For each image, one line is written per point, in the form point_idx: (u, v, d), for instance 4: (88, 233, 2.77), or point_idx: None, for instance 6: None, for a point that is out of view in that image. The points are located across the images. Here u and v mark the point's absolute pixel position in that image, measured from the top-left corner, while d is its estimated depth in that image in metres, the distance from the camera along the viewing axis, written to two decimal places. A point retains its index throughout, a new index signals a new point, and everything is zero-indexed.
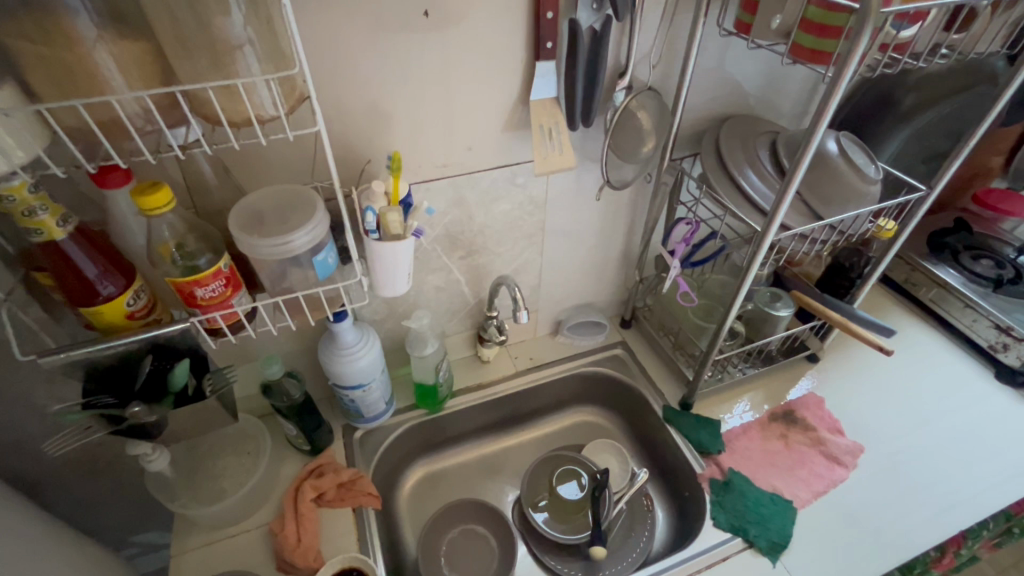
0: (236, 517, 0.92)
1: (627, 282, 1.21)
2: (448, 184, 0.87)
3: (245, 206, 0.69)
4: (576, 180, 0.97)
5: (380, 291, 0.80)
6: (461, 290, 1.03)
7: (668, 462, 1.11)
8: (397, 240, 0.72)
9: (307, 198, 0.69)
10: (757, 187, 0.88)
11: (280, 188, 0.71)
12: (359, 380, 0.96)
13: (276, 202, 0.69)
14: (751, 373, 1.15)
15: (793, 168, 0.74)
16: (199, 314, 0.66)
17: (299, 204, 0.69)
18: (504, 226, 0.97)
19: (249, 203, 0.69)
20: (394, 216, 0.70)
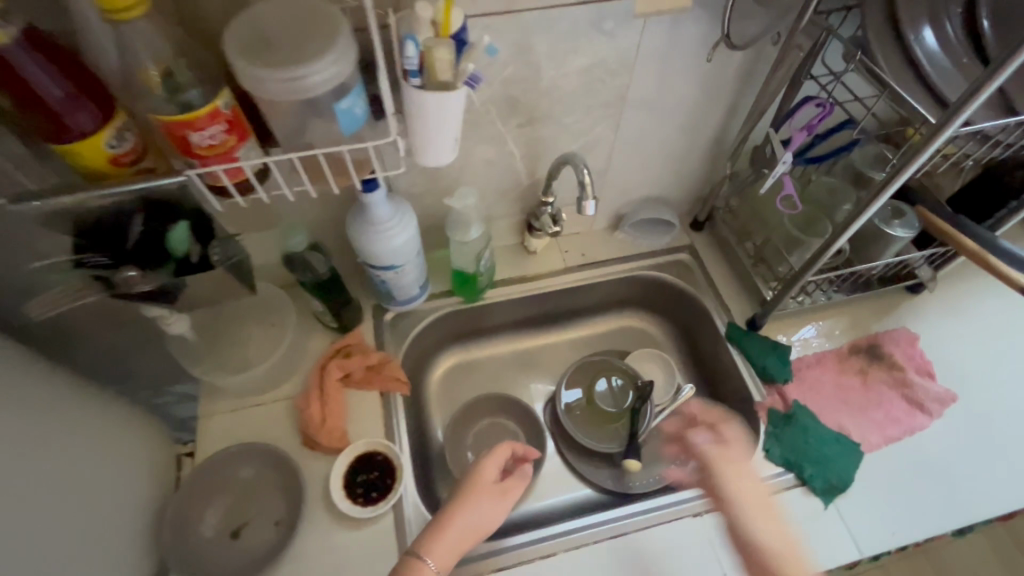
0: (262, 388, 0.88)
1: (710, 177, 1.01)
2: (514, 22, 0.66)
3: (249, 19, 0.50)
4: (679, 32, 0.73)
5: (421, 156, 0.65)
6: (514, 167, 0.87)
7: (721, 383, 1.01)
8: (446, 88, 0.54)
9: (330, 19, 0.51)
10: (937, 61, 0.63)
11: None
12: (393, 260, 0.84)
13: (288, 18, 0.51)
14: (838, 298, 0.98)
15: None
16: (198, 167, 0.54)
17: (319, 24, 0.51)
18: (577, 89, 0.77)
19: (255, 15, 0.51)
20: (444, 52, 0.52)
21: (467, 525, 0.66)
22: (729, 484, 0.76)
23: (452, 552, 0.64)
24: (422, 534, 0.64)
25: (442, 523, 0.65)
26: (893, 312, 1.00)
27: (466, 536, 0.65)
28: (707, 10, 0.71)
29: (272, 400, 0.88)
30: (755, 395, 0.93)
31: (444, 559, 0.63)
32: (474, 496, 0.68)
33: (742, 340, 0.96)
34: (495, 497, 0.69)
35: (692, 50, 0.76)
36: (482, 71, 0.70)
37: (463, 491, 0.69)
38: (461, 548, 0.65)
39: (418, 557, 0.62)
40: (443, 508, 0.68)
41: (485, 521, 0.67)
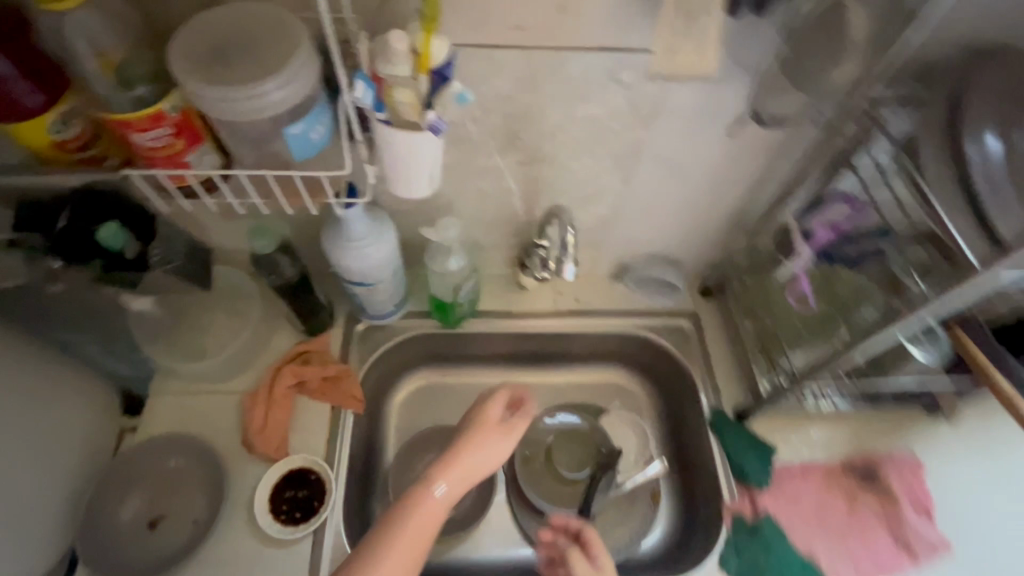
0: (212, 378, 0.85)
1: (728, 246, 0.93)
2: (519, 58, 0.59)
3: (204, 24, 0.47)
4: (707, 97, 0.65)
5: (393, 186, 0.60)
6: (510, 202, 0.81)
7: (694, 469, 0.93)
8: (407, 130, 0.50)
9: (292, 37, 0.47)
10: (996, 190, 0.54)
11: (260, 6, 0.48)
12: (364, 277, 0.80)
13: (247, 30, 0.47)
14: (842, 406, 0.88)
15: None
16: (143, 166, 0.50)
17: (279, 41, 0.47)
18: (586, 137, 0.70)
19: (212, 21, 0.47)
20: (401, 94, 0.48)
21: (481, 452, 0.68)
22: None
23: (464, 467, 0.67)
24: (435, 461, 0.67)
25: (457, 451, 0.68)
26: (905, 433, 0.89)
27: (481, 463, 0.68)
28: (743, 77, 0.62)
29: (221, 392, 0.85)
30: (725, 496, 0.85)
31: (456, 484, 0.65)
32: (489, 423, 0.71)
33: (726, 430, 0.88)
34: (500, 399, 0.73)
35: (721, 117, 0.68)
36: (481, 102, 0.64)
37: (477, 412, 0.73)
38: (470, 478, 0.67)
39: (432, 479, 0.65)
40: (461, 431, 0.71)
41: (497, 447, 0.70)
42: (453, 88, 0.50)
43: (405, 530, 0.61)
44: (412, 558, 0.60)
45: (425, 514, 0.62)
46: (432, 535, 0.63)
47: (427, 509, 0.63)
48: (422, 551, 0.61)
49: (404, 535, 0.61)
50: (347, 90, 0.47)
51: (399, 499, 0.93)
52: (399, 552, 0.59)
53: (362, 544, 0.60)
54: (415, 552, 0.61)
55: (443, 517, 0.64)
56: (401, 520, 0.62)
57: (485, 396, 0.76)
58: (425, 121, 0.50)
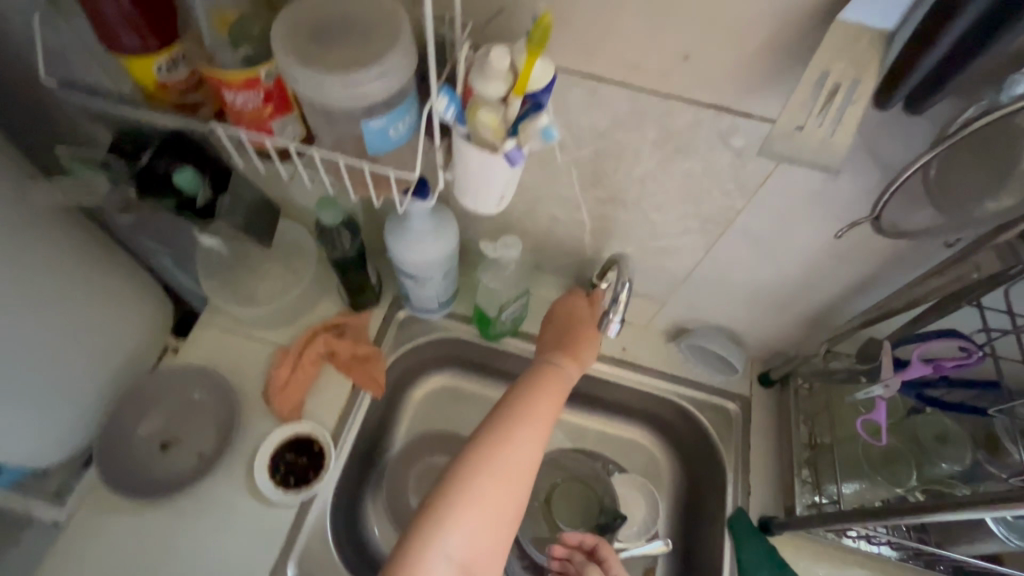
0: (255, 325, 0.88)
1: (802, 340, 0.84)
2: (625, 97, 0.55)
3: (312, 2, 0.46)
4: (822, 185, 0.57)
5: (461, 196, 0.57)
6: (579, 234, 0.78)
7: (697, 561, 0.86)
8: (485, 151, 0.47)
9: (394, 32, 0.45)
10: None
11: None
12: (415, 271, 0.79)
13: (351, 17, 0.46)
14: (886, 555, 0.78)
15: None
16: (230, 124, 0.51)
17: (379, 33, 0.45)
18: (675, 192, 0.65)
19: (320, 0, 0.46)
20: (484, 116, 0.45)
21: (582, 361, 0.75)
22: None
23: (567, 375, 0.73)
24: (544, 358, 0.74)
25: (561, 353, 0.75)
26: None
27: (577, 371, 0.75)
28: (872, 171, 0.54)
29: (260, 340, 0.88)
30: None
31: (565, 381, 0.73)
32: (588, 337, 0.77)
33: (740, 537, 0.80)
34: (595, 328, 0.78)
35: (834, 210, 0.60)
36: (574, 132, 0.61)
37: (565, 327, 0.78)
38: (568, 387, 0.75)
39: (553, 371, 0.72)
40: (551, 345, 0.77)
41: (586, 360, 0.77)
42: (541, 121, 0.45)
43: (537, 406, 0.67)
44: (548, 424, 0.66)
45: (549, 395, 0.69)
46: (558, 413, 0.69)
47: (550, 388, 0.70)
48: (555, 415, 0.68)
49: (542, 406, 0.67)
50: (432, 103, 0.47)
51: (393, 489, 0.93)
52: (538, 419, 0.66)
53: (501, 414, 0.66)
54: (548, 417, 0.67)
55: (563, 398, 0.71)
56: (536, 395, 0.68)
57: (569, 308, 0.80)
58: (504, 148, 0.46)
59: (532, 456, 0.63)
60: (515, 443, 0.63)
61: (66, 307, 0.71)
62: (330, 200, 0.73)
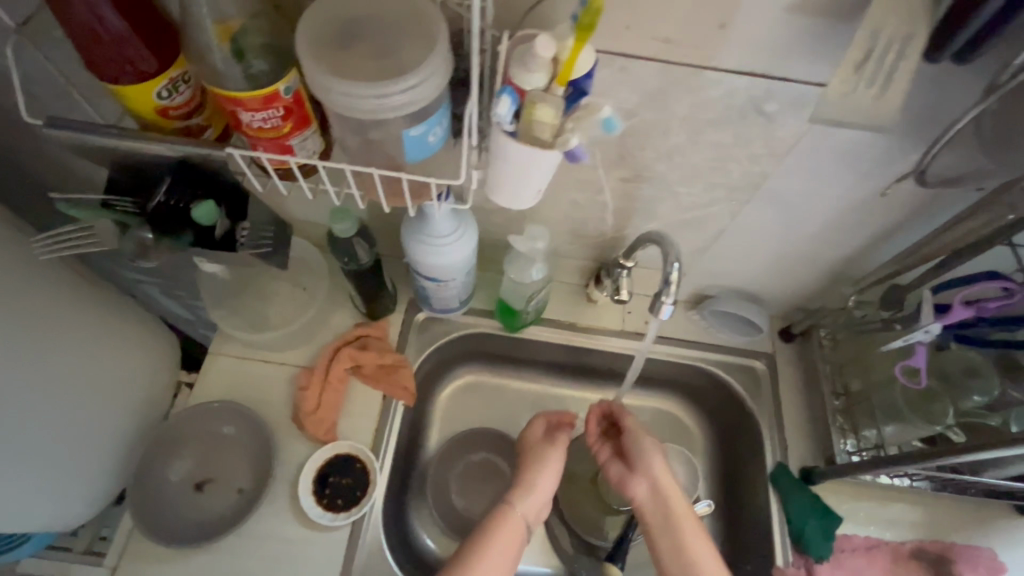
0: (273, 348, 0.85)
1: (823, 292, 0.86)
2: (658, 74, 0.53)
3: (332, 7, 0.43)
4: (854, 141, 0.57)
5: (492, 193, 0.54)
6: (600, 216, 0.76)
7: (742, 518, 0.88)
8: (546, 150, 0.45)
9: (426, 35, 0.42)
10: None
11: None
12: (438, 274, 0.76)
13: (377, 22, 0.43)
14: (921, 487, 0.81)
15: None
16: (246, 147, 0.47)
17: (410, 38, 0.42)
18: (704, 163, 0.64)
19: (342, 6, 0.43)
20: (544, 112, 0.43)
21: (548, 483, 0.78)
22: (655, 458, 0.74)
23: (530, 504, 0.76)
24: (512, 488, 0.77)
25: (529, 482, 0.77)
26: (980, 525, 0.82)
27: (544, 494, 0.77)
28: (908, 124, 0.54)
29: (280, 362, 0.85)
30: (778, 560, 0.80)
31: (528, 510, 0.75)
32: (549, 470, 0.79)
33: (787, 489, 0.82)
34: (557, 455, 0.80)
35: (864, 165, 0.60)
36: None
37: (533, 452, 0.82)
38: (542, 507, 0.77)
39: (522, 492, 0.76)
40: (521, 472, 0.79)
41: (552, 481, 0.79)
42: (602, 112, 0.44)
43: (494, 551, 0.69)
44: (508, 554, 0.70)
45: (509, 535, 0.72)
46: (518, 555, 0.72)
47: (510, 528, 0.73)
48: (516, 550, 0.71)
49: (504, 532, 0.72)
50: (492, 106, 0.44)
51: (434, 493, 0.92)
52: (501, 546, 0.70)
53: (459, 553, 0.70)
54: (506, 560, 0.69)
55: (524, 531, 0.74)
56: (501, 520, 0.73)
57: (533, 436, 0.85)
58: (569, 145, 0.45)
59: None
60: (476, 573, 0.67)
61: (73, 361, 0.66)
62: (343, 210, 0.69)
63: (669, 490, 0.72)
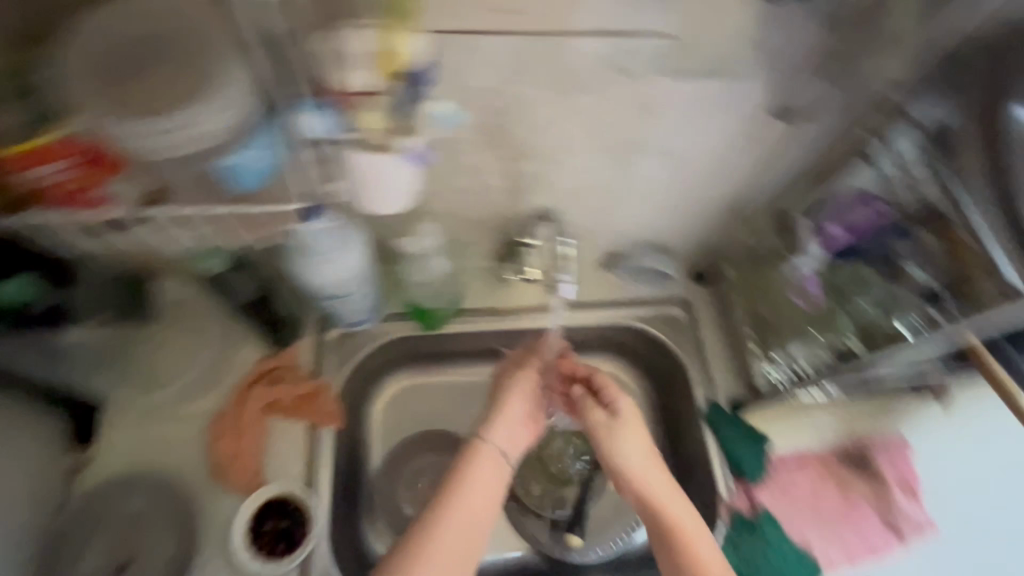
0: (175, 404, 0.78)
1: (724, 232, 0.88)
2: (505, 46, 0.50)
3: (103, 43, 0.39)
4: (711, 87, 0.57)
5: (364, 206, 0.53)
6: (493, 198, 0.73)
7: (687, 458, 0.92)
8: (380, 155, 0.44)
9: (208, 49, 0.39)
10: None
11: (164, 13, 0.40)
12: (334, 289, 0.72)
13: (151, 48, 0.39)
14: (836, 395, 0.87)
15: None
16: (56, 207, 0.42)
17: (190, 55, 0.39)
18: (580, 130, 0.62)
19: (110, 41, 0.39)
20: (368, 116, 0.42)
21: (520, 410, 0.73)
22: (625, 436, 0.69)
23: (503, 433, 0.70)
24: (480, 422, 0.71)
25: (497, 412, 0.72)
26: (893, 416, 0.89)
27: (517, 421, 0.72)
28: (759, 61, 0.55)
29: (185, 417, 0.77)
30: (722, 491, 0.84)
31: (503, 440, 0.69)
32: (516, 397, 0.73)
33: (716, 425, 0.87)
34: (525, 381, 0.75)
35: (726, 108, 0.61)
36: (461, 97, 0.55)
37: (503, 382, 0.76)
38: (521, 434, 0.71)
39: (488, 437, 0.69)
40: (491, 404, 0.73)
41: (524, 409, 0.73)
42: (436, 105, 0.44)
43: (467, 490, 0.64)
44: (480, 510, 0.63)
45: (478, 482, 0.65)
46: (500, 489, 0.66)
47: (484, 462, 0.66)
48: (490, 501, 0.64)
49: (474, 478, 0.65)
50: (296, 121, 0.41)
51: (387, 509, 0.89)
52: (472, 497, 0.64)
53: (421, 515, 0.63)
54: (484, 499, 0.64)
55: (502, 461, 0.68)
56: (472, 466, 0.66)
57: (503, 367, 0.79)
58: (406, 146, 0.44)
59: (460, 544, 0.61)
60: (437, 542, 0.60)
61: None
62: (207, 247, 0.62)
63: (638, 475, 0.66)
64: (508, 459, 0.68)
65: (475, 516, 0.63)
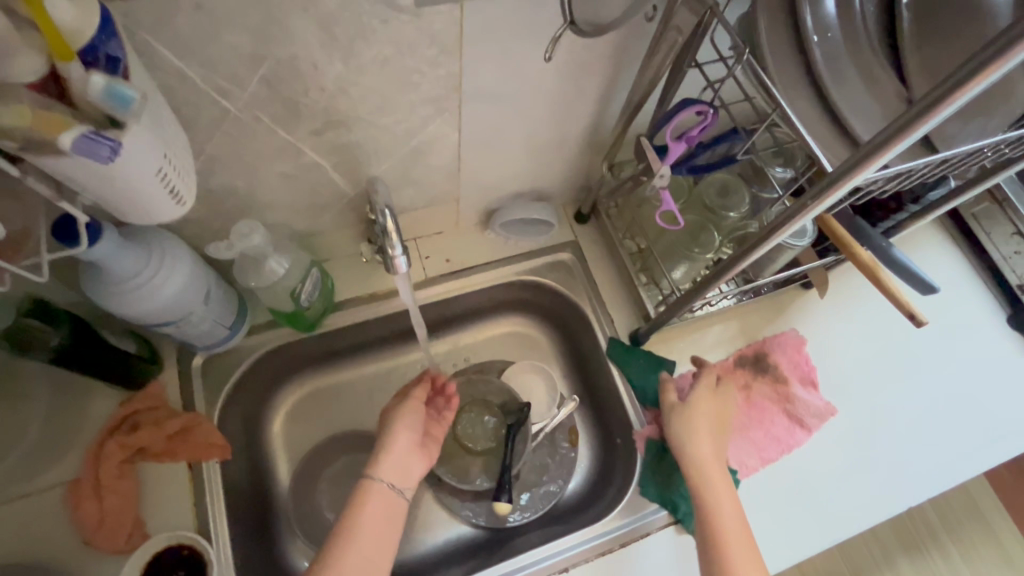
0: (21, 479, 0.68)
1: (590, 167, 0.85)
2: (244, 1, 0.43)
3: None
4: (511, 12, 0.52)
5: (127, 217, 0.44)
6: (326, 178, 0.66)
7: (601, 399, 0.91)
8: (45, 159, 0.34)
9: None
10: (848, 88, 0.48)
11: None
12: (167, 318, 0.63)
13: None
14: (728, 306, 0.90)
15: (966, 86, 0.37)
16: None
17: None
18: (385, 86, 0.56)
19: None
20: (3, 112, 0.31)
21: (407, 441, 0.72)
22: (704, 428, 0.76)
23: (393, 466, 0.70)
24: (368, 459, 0.70)
25: (383, 447, 0.71)
26: (783, 314, 0.92)
27: (406, 452, 0.72)
28: None
29: (39, 489, 0.69)
30: (636, 424, 0.85)
31: (392, 473, 0.69)
32: (403, 427, 0.73)
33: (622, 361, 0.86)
34: (409, 409, 0.75)
35: (537, 34, 0.55)
36: (223, 70, 0.48)
37: (389, 414, 0.75)
38: (411, 465, 0.71)
39: (377, 470, 0.69)
40: (377, 440, 0.73)
41: (412, 438, 0.73)
42: (96, 85, 0.32)
43: (360, 533, 0.63)
44: (380, 542, 0.64)
45: (374, 515, 0.65)
46: (396, 525, 0.66)
47: (376, 501, 0.66)
48: (388, 533, 0.65)
49: (369, 512, 0.65)
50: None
51: (307, 526, 0.84)
52: (370, 531, 0.64)
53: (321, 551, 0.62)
54: (380, 537, 0.64)
55: (395, 495, 0.68)
56: (363, 502, 0.66)
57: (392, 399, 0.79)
58: (65, 145, 0.32)
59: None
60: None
61: None
62: None
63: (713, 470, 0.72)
64: (401, 491, 0.69)
65: (375, 549, 0.63)
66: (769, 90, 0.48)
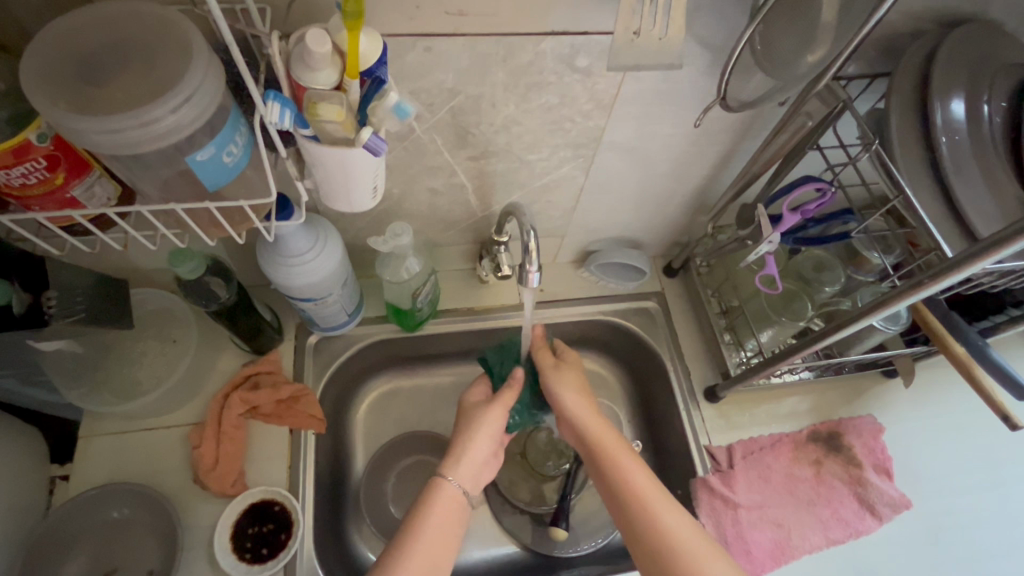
0: (153, 413, 0.78)
1: (689, 224, 0.91)
2: (462, 49, 0.53)
3: (83, 41, 0.38)
4: (665, 77, 0.61)
5: (330, 201, 0.52)
6: (465, 197, 0.76)
7: (666, 449, 0.93)
8: (331, 150, 0.43)
9: (173, 29, 0.39)
10: (972, 184, 0.53)
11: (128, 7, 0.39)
12: (310, 295, 0.72)
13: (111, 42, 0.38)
14: (807, 378, 0.90)
15: None
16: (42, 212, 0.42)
17: (161, 44, 0.38)
18: (543, 128, 0.65)
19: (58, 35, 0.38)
20: (326, 110, 0.40)
21: (482, 452, 0.72)
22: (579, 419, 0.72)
23: (467, 474, 0.70)
24: (443, 459, 0.70)
25: (462, 450, 0.71)
26: (862, 397, 0.92)
27: (481, 462, 0.71)
28: (703, 53, 0.58)
29: (169, 425, 0.78)
30: (700, 471, 0.86)
31: (467, 480, 0.70)
32: (484, 433, 0.72)
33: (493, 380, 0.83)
34: (494, 416, 0.74)
35: (680, 99, 0.64)
36: (424, 97, 0.58)
37: (473, 413, 0.75)
38: (481, 474, 0.72)
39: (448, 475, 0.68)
40: (454, 439, 0.73)
41: (489, 448, 0.73)
42: (390, 99, 0.42)
43: (430, 534, 0.63)
44: (445, 546, 0.63)
45: (443, 511, 0.65)
46: (459, 530, 0.66)
47: (445, 504, 0.66)
48: (453, 536, 0.65)
49: (436, 518, 0.65)
50: (261, 114, 0.40)
51: (372, 512, 0.89)
52: (439, 534, 0.64)
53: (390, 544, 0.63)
54: (446, 541, 0.64)
55: (463, 500, 0.68)
56: (431, 502, 0.66)
57: (472, 397, 0.78)
58: (360, 139, 0.42)
59: None
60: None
61: None
62: (184, 252, 0.63)
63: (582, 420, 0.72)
64: (468, 498, 0.69)
65: (442, 551, 0.63)
66: (895, 178, 0.55)
